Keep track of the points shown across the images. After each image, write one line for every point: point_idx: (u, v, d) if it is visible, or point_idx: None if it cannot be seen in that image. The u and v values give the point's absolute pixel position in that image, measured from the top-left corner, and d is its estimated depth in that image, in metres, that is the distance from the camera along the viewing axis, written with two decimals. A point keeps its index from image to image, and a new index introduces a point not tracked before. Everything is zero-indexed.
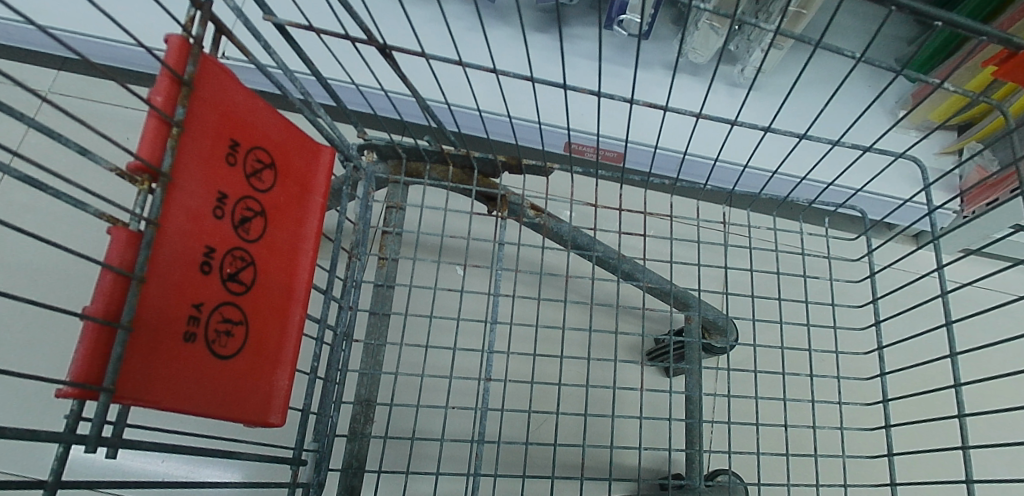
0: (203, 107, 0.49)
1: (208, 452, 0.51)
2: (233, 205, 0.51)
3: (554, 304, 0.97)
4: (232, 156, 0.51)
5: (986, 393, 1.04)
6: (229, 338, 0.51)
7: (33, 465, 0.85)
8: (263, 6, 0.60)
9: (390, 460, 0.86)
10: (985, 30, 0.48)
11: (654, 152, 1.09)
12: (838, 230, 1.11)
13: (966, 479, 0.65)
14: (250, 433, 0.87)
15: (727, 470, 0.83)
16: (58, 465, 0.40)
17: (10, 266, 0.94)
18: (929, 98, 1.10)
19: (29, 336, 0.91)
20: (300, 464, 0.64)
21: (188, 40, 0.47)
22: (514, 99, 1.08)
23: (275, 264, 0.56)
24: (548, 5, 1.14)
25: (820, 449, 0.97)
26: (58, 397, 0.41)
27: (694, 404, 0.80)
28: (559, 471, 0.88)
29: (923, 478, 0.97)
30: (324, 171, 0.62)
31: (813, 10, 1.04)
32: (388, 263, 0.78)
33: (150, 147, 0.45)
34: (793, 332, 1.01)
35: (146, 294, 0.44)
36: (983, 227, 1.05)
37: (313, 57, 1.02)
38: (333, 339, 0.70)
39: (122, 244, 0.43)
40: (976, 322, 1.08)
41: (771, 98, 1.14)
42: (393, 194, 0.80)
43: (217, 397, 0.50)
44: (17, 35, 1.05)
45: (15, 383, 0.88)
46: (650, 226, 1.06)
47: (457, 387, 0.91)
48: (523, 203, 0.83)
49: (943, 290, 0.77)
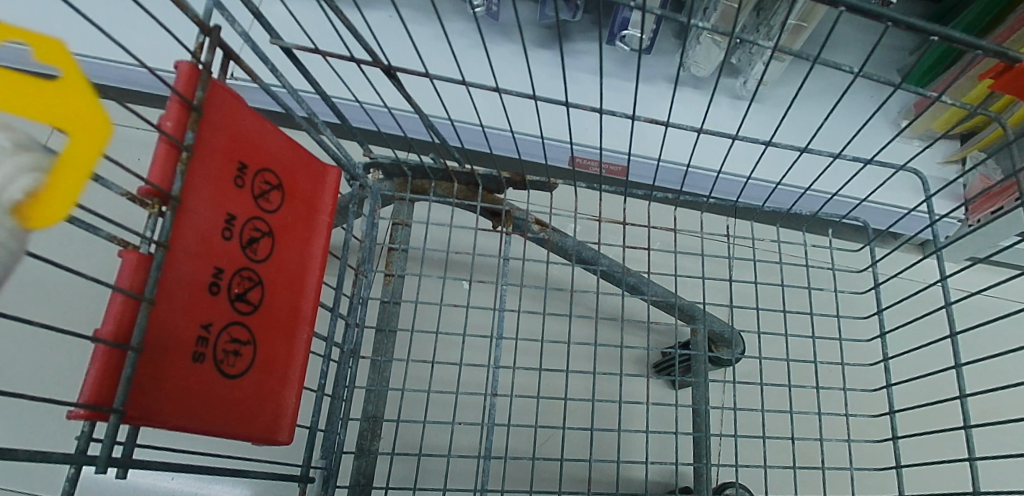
0: (211, 131, 0.50)
1: (216, 470, 0.51)
2: (241, 226, 0.52)
3: (560, 320, 0.97)
4: (240, 178, 0.52)
5: (993, 402, 1.03)
6: (237, 357, 0.52)
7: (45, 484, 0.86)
8: (269, 30, 0.60)
9: (397, 476, 0.86)
10: (979, 43, 0.49)
11: (657, 165, 1.10)
12: (842, 241, 1.11)
13: (973, 491, 0.63)
14: (259, 450, 0.88)
15: (735, 483, 0.83)
16: (70, 486, 0.40)
17: (22, 285, 0.95)
18: (930, 109, 1.11)
19: (40, 354, 0.92)
20: (308, 481, 0.63)
21: (197, 66, 0.48)
22: (516, 115, 1.09)
23: (281, 283, 0.57)
24: (550, 21, 1.15)
25: (828, 462, 0.96)
26: (70, 418, 0.41)
27: (702, 418, 0.80)
28: (566, 486, 0.87)
29: (932, 489, 0.97)
30: (329, 192, 0.63)
31: (814, 23, 1.05)
32: (394, 280, 0.79)
33: (160, 172, 0.46)
34: (799, 344, 1.02)
35: (157, 316, 0.45)
36: (987, 237, 1.05)
37: (319, 77, 1.04)
38: (339, 356, 0.70)
39: (132, 266, 0.44)
40: (983, 332, 1.07)
41: (772, 111, 1.15)
42: (399, 211, 0.81)
43: (226, 416, 0.51)
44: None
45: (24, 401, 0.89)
46: (654, 239, 1.06)
47: (463, 402, 0.91)
48: (528, 219, 0.83)
49: (951, 300, 0.76)
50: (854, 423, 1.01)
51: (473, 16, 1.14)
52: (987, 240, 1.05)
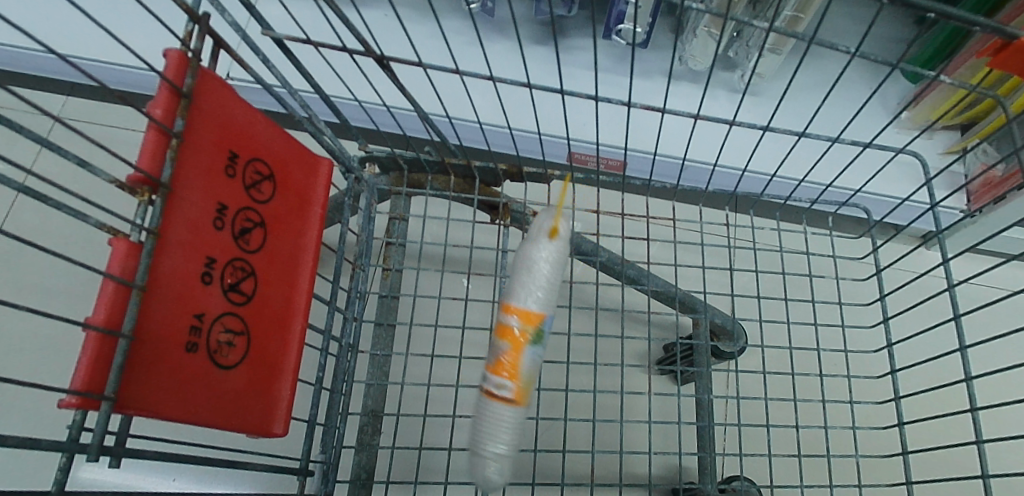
0: (201, 120, 0.49)
1: (213, 462, 0.50)
2: (233, 216, 0.52)
3: (559, 312, 0.97)
4: (232, 168, 0.52)
5: (997, 388, 1.02)
6: (231, 348, 0.52)
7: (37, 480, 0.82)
8: (260, 21, 0.60)
9: (398, 472, 0.85)
10: (977, 20, 0.48)
11: (653, 159, 1.09)
12: (842, 231, 1.10)
13: (982, 475, 0.62)
14: (259, 446, 0.87)
15: (741, 474, 0.82)
16: (61, 476, 0.40)
17: (13, 280, 0.92)
18: (931, 98, 1.10)
19: (27, 348, 0.88)
20: (306, 476, 0.62)
21: (185, 54, 0.48)
22: (513, 111, 1.09)
23: (275, 275, 0.57)
24: (546, 17, 1.15)
25: (833, 450, 0.95)
26: (61, 407, 0.40)
27: (705, 408, 0.79)
28: (569, 479, 0.87)
29: (939, 476, 0.95)
30: (323, 184, 0.62)
31: (812, 13, 1.05)
32: (392, 274, 0.78)
33: (149, 159, 0.45)
34: (800, 333, 1.01)
35: (148, 303, 0.45)
36: (989, 222, 1.04)
37: (318, 76, 1.04)
38: (337, 350, 0.70)
39: (122, 255, 0.43)
40: (985, 319, 1.06)
41: (770, 102, 1.15)
42: (396, 206, 0.80)
43: (220, 409, 0.50)
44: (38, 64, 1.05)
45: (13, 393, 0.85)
46: (653, 233, 1.06)
47: (463, 397, 0.90)
48: (525, 211, 0.83)
49: (951, 283, 0.74)
50: (860, 412, 1.00)
51: (469, 13, 1.14)
52: (988, 227, 1.05)
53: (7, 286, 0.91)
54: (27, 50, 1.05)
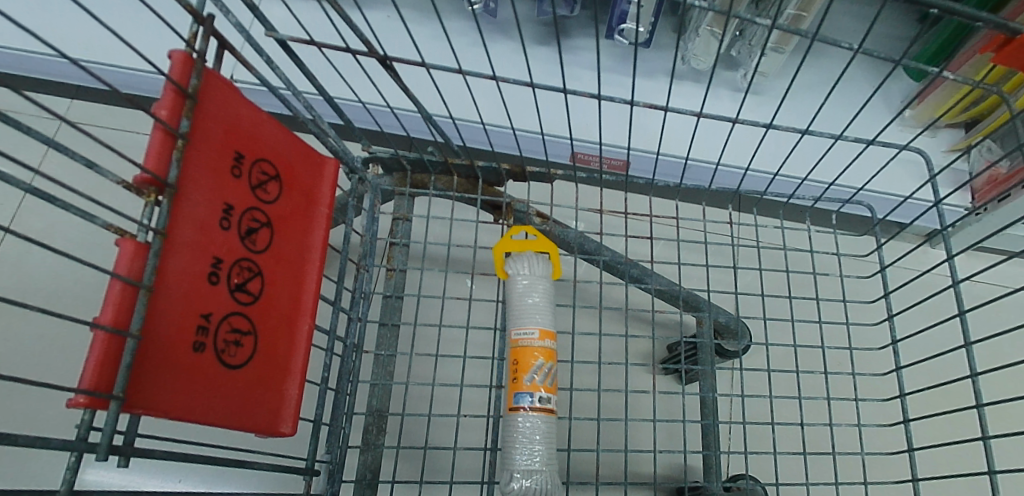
0: (206, 120, 0.49)
1: (220, 461, 0.50)
2: (239, 216, 0.52)
3: (563, 311, 0.97)
4: (237, 169, 0.52)
5: (1003, 386, 1.02)
6: (238, 348, 0.52)
7: (43, 478, 0.82)
8: (264, 22, 0.60)
9: (404, 471, 0.86)
10: (983, 16, 0.48)
11: (656, 159, 1.10)
12: (846, 229, 1.10)
13: (988, 472, 0.61)
14: (267, 444, 0.87)
15: (747, 473, 0.82)
16: (71, 475, 0.40)
17: (18, 280, 0.92)
18: (934, 96, 1.10)
19: (32, 349, 0.89)
20: (313, 475, 0.62)
21: (191, 55, 0.48)
22: (517, 111, 1.09)
23: (282, 274, 0.57)
24: (548, 17, 1.15)
25: (838, 448, 0.95)
26: (70, 406, 0.41)
27: (710, 408, 0.79)
28: (574, 477, 0.87)
29: (944, 475, 0.95)
30: (328, 183, 0.63)
31: (814, 11, 1.05)
32: (397, 274, 0.78)
33: (156, 160, 0.45)
34: (804, 331, 1.01)
35: (156, 303, 0.45)
36: (994, 220, 1.04)
37: (320, 77, 1.05)
38: (342, 350, 0.69)
39: (130, 255, 0.43)
40: (990, 316, 1.06)
41: (773, 101, 1.15)
42: (400, 206, 0.80)
43: (228, 408, 0.51)
44: (45, 67, 1.06)
45: (18, 393, 0.86)
46: (656, 232, 1.06)
47: (469, 396, 0.91)
48: (529, 211, 0.83)
49: (955, 280, 0.73)
50: (865, 410, 1.00)
51: (472, 13, 1.14)
52: (991, 226, 1.05)
53: (13, 285, 0.92)
54: (34, 53, 1.06)
